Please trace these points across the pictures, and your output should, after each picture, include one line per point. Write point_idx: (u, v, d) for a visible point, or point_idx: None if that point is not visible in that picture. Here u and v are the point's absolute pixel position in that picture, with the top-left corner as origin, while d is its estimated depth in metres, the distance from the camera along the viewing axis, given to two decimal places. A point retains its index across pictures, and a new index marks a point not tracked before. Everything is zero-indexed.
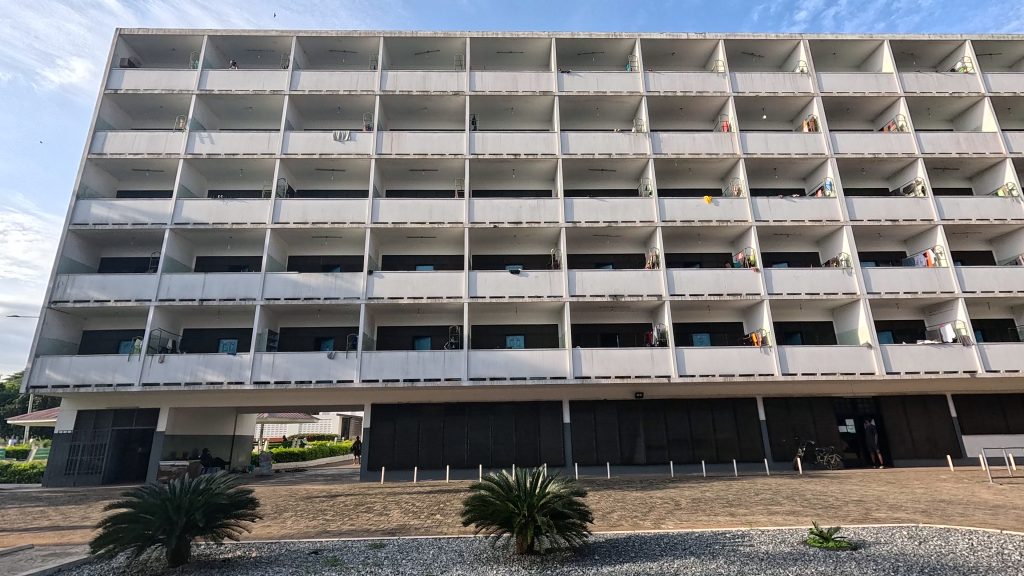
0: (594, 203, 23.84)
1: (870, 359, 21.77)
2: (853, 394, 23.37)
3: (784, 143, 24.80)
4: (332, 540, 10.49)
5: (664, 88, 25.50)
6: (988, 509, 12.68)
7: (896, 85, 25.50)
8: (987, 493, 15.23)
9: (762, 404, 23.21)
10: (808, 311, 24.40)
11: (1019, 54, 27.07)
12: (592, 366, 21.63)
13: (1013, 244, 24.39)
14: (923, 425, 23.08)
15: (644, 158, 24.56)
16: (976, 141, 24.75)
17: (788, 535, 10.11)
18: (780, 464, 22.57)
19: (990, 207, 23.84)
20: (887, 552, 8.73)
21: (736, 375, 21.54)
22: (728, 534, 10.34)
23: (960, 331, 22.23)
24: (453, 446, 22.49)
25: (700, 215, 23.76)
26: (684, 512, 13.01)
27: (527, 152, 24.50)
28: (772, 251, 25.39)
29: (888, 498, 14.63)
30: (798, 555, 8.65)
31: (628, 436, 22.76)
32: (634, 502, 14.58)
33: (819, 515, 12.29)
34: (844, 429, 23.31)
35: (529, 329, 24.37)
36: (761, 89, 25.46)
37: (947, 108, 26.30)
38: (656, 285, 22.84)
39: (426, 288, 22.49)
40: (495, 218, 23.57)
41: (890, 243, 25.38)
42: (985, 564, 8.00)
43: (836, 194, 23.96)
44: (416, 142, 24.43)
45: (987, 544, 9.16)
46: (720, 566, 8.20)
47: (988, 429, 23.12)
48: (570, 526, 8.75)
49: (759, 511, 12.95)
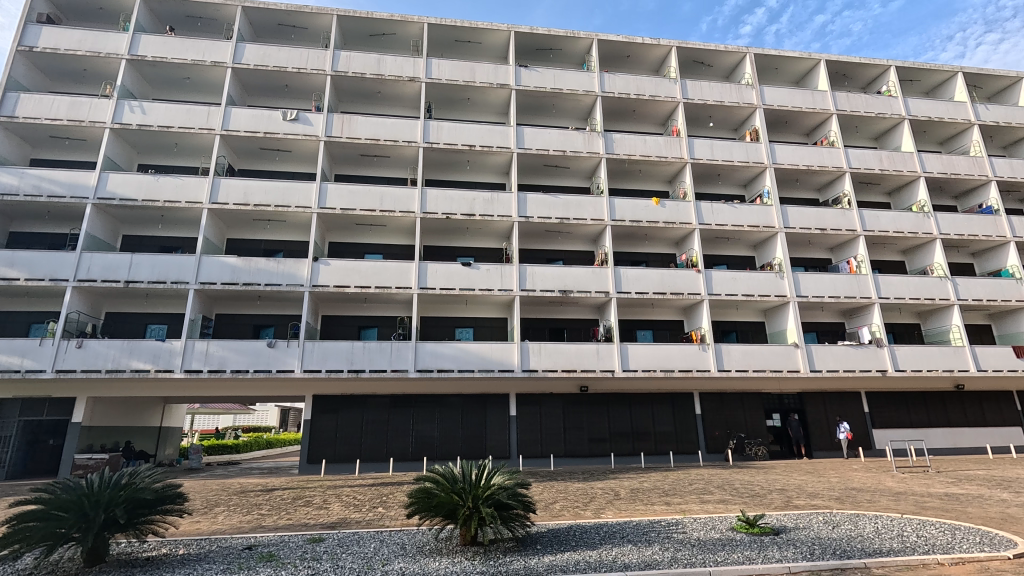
0: (548, 199, 24.06)
1: (797, 357, 23.28)
2: (780, 390, 24.99)
3: (728, 151, 25.95)
4: (268, 535, 10.10)
5: (619, 90, 26.02)
6: (892, 496, 13.98)
7: (829, 103, 27.24)
8: (891, 481, 16.75)
9: (699, 399, 24.36)
10: (743, 312, 25.79)
11: (935, 82, 29.67)
12: (540, 360, 21.90)
13: (922, 255, 26.77)
14: (840, 418, 25.05)
15: (596, 157, 25.01)
16: (896, 159, 26.92)
17: (717, 523, 10.68)
18: (713, 455, 23.82)
19: (905, 221, 25.99)
20: (805, 536, 9.43)
21: (676, 371, 22.45)
22: (664, 522, 10.81)
23: (875, 333, 24.16)
24: (397, 438, 22.19)
25: (648, 216, 24.51)
26: (623, 502, 13.51)
27: (482, 144, 24.35)
28: (713, 253, 26.61)
29: (807, 486, 15.79)
30: (726, 540, 9.19)
31: (572, 429, 23.27)
32: (576, 494, 14.97)
33: (748, 503, 13.03)
34: (771, 422, 24.92)
35: (479, 322, 24.35)
36: (709, 97, 26.50)
37: (873, 127, 28.44)
38: (605, 282, 23.37)
39: (374, 277, 21.94)
40: (448, 209, 23.31)
41: (819, 251, 27.20)
42: (889, 546, 8.80)
43: (773, 202, 25.37)
44: (368, 127, 23.69)
45: (890, 527, 10.10)
46: (656, 553, 8.57)
47: (894, 423, 25.36)
48: (513, 517, 8.84)
49: (693, 501, 13.60)
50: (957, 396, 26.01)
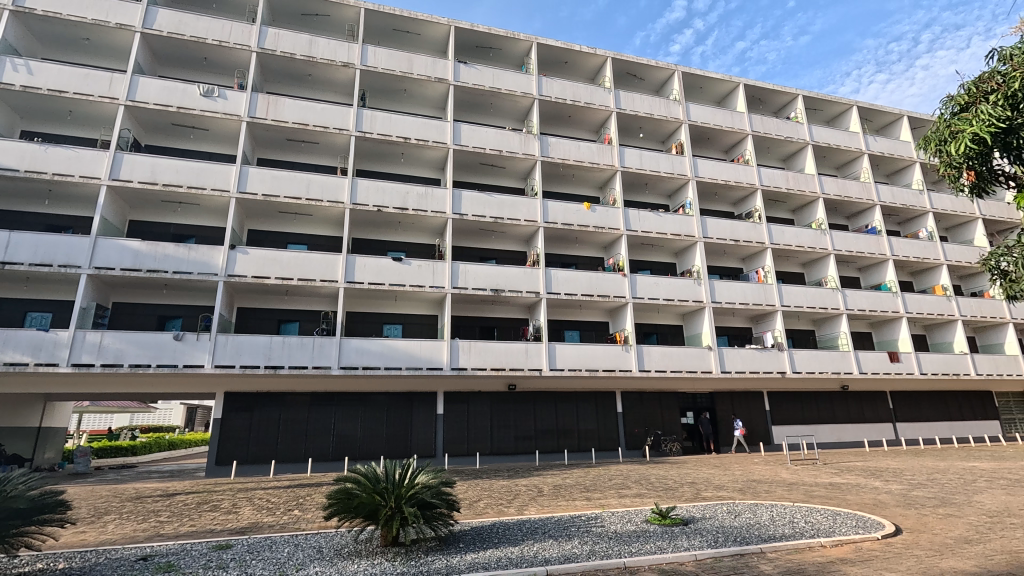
0: (483, 198, 24.05)
1: (710, 359, 24.92)
2: (694, 389, 26.63)
3: (655, 162, 27.28)
4: (167, 543, 9.32)
5: (556, 94, 26.55)
6: (786, 486, 15.35)
7: (746, 124, 29.41)
8: (786, 472, 18.38)
9: (621, 397, 25.41)
10: (663, 315, 27.23)
11: (834, 113, 32.90)
12: (469, 359, 21.86)
13: (818, 268, 29.60)
14: (744, 416, 27.11)
15: (532, 159, 25.35)
16: (800, 180, 29.57)
17: (633, 515, 11.19)
18: (632, 451, 24.92)
19: (805, 237, 28.62)
20: (710, 526, 10.12)
21: (600, 370, 23.26)
22: (583, 517, 11.17)
23: (777, 338, 26.40)
24: (317, 438, 21.26)
25: (579, 219, 25.19)
26: (546, 498, 13.81)
27: (418, 137, 23.88)
28: (638, 258, 27.85)
29: (714, 479, 16.96)
30: (640, 532, 9.67)
31: (499, 427, 23.43)
32: (500, 491, 15.10)
33: (661, 496, 13.77)
34: (685, 419, 26.48)
35: (408, 319, 23.89)
36: (640, 109, 27.71)
37: (782, 149, 31.06)
38: (536, 282, 23.74)
39: (297, 269, 20.87)
40: (379, 202, 22.65)
41: (732, 260, 29.28)
42: (782, 532, 9.66)
43: (693, 213, 26.98)
44: (296, 111, 22.48)
45: (783, 514, 11.09)
46: (575, 546, 8.85)
47: (790, 420, 27.83)
48: (437, 516, 8.76)
49: (612, 495, 14.17)
50: (842, 396, 29.00)
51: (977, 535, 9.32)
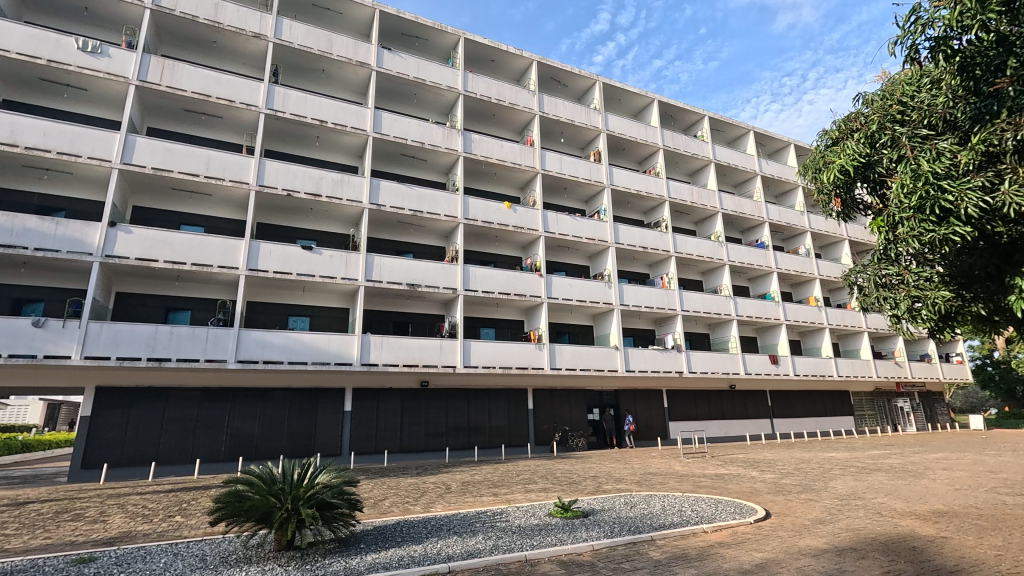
0: (402, 189, 23.46)
1: (616, 359, 26.23)
2: (601, 387, 27.91)
3: (574, 167, 28.19)
4: (11, 560, 8.11)
5: (481, 92, 26.54)
6: (677, 478, 16.58)
7: (658, 138, 31.29)
8: (678, 465, 19.83)
9: (532, 394, 26.01)
10: (576, 316, 28.24)
11: (734, 135, 35.95)
12: (380, 354, 21.23)
13: (715, 277, 32.24)
14: (645, 413, 28.88)
15: (454, 154, 25.13)
16: (703, 195, 31.99)
17: (537, 509, 11.51)
18: (541, 447, 25.58)
19: (705, 247, 31.02)
20: (608, 517, 10.67)
21: (514, 368, 23.63)
22: (489, 513, 11.30)
23: (676, 340, 28.39)
24: (207, 437, 19.59)
25: (499, 218, 25.40)
26: (453, 495, 13.79)
27: (335, 121, 22.76)
28: (554, 259, 28.63)
29: (614, 473, 17.90)
30: (543, 525, 9.96)
31: (409, 424, 23.02)
32: (407, 489, 14.87)
33: (565, 490, 14.31)
34: (591, 416, 27.66)
35: (316, 312, 22.73)
36: (562, 115, 28.48)
37: (688, 165, 33.40)
38: (453, 278, 23.59)
39: (191, 253, 19.07)
40: (289, 186, 21.31)
41: (640, 266, 31.03)
42: (670, 520, 10.42)
43: (607, 219, 28.24)
44: (197, 79, 20.53)
45: (673, 504, 11.97)
46: (478, 542, 8.92)
47: (685, 416, 30.08)
48: (336, 517, 8.43)
49: (518, 490, 14.49)
50: (730, 394, 31.83)
51: (829, 515, 10.66)
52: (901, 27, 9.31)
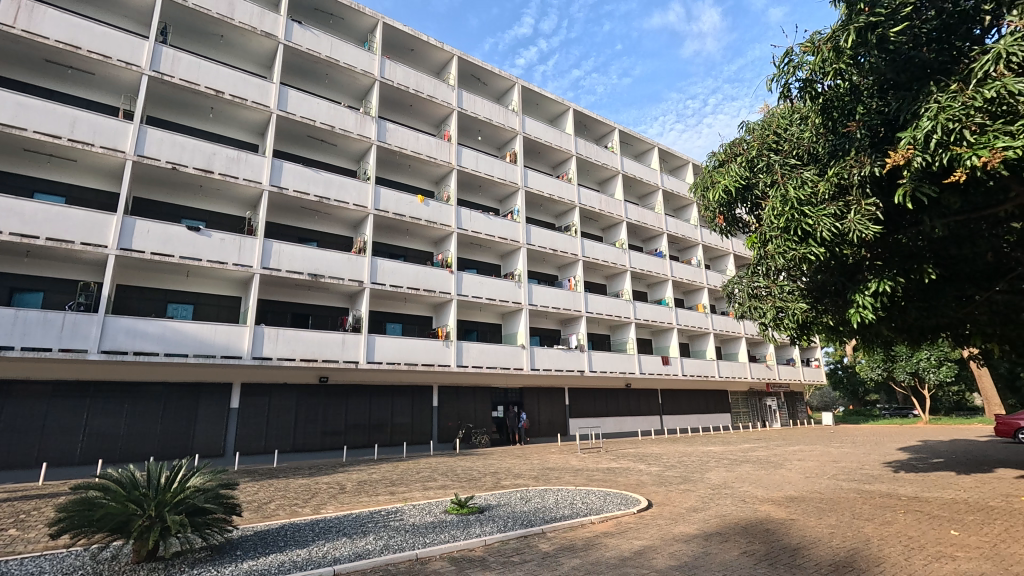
0: (307, 173, 22.15)
1: (522, 357, 26.79)
2: (506, 385, 28.34)
3: (490, 166, 28.36)
4: None
5: (398, 80, 25.80)
6: (572, 472, 17.29)
7: (572, 146, 32.42)
8: (575, 460, 20.71)
9: (437, 391, 25.78)
10: (485, 314, 28.43)
11: (641, 149, 38.25)
12: (275, 348, 19.88)
13: (617, 282, 34.07)
14: (547, 410, 29.79)
15: (367, 141, 24.20)
16: (610, 203, 33.67)
17: (433, 507, 11.42)
18: (443, 444, 25.40)
19: (610, 253, 32.67)
20: (503, 512, 10.85)
21: (419, 364, 23.25)
22: (383, 512, 11.01)
23: (580, 341, 29.61)
24: (59, 437, 17.16)
25: (411, 211, 24.86)
26: (347, 496, 13.26)
27: (233, 93, 20.94)
28: (466, 256, 28.60)
29: (513, 469, 18.27)
30: (437, 523, 9.91)
31: (304, 422, 21.79)
32: (296, 490, 14.05)
33: (463, 487, 14.34)
34: (495, 413, 27.99)
35: (202, 299, 20.78)
36: (480, 113, 28.53)
37: (599, 174, 34.97)
38: (359, 270, 22.69)
39: (47, 225, 16.57)
40: (175, 158, 19.28)
41: (549, 268, 31.95)
42: (562, 513, 10.84)
43: (520, 220, 28.74)
44: (63, 27, 17.88)
45: (566, 497, 12.46)
46: (368, 542, 8.65)
47: (584, 413, 31.46)
48: (209, 523, 7.74)
49: (416, 488, 14.28)
50: (626, 392, 33.81)
51: (701, 504, 11.70)
52: (777, 66, 10.49)
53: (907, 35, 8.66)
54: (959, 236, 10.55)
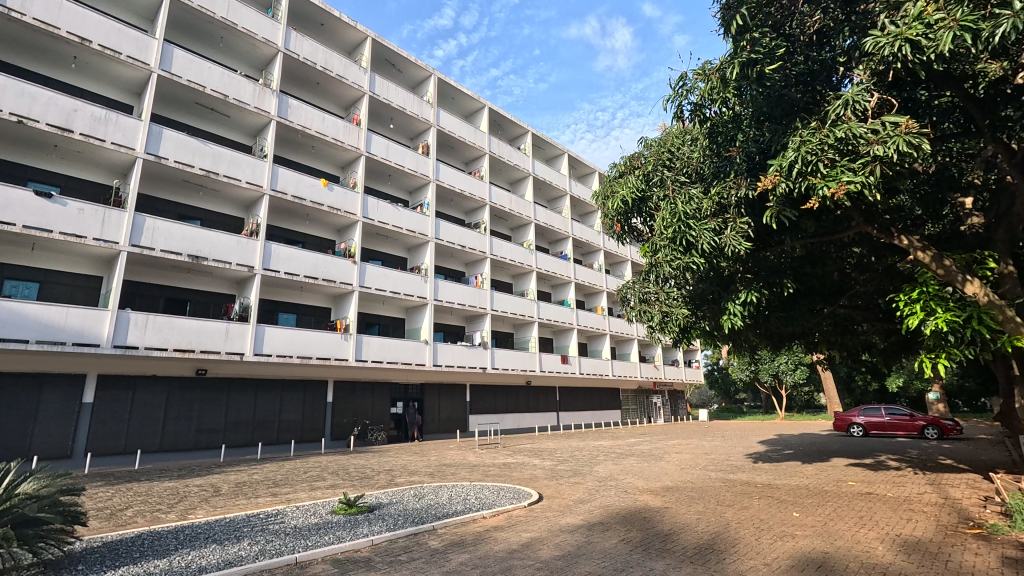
0: (193, 144, 19.99)
1: (425, 353, 26.39)
2: (406, 381, 27.75)
3: (400, 156, 27.55)
4: None
5: (305, 55, 24.17)
6: (468, 468, 17.37)
7: (485, 144, 32.52)
8: (472, 456, 20.84)
9: (332, 387, 24.56)
10: (387, 307, 27.60)
11: (552, 154, 39.39)
12: (143, 336, 17.72)
13: (523, 281, 34.79)
14: (448, 406, 29.65)
15: (265, 116, 22.38)
16: (520, 204, 34.28)
17: (318, 508, 10.86)
18: (336, 442, 24.26)
19: (517, 253, 33.27)
20: (393, 510, 10.59)
21: (313, 358, 21.98)
22: (261, 515, 10.25)
23: (484, 338, 29.83)
24: None
25: (312, 195, 23.41)
26: (221, 499, 12.17)
27: (103, 43, 18.31)
28: (371, 247, 27.54)
29: (408, 466, 17.96)
30: (322, 524, 9.43)
31: (175, 418, 19.69)
32: (160, 495, 12.63)
33: (353, 486, 13.80)
34: (394, 409, 27.29)
35: (52, 277, 17.95)
36: (393, 100, 27.61)
37: (510, 174, 35.46)
38: (250, 255, 20.93)
39: None
40: (23, 111, 16.45)
41: (457, 264, 31.79)
42: (454, 509, 10.84)
43: (429, 213, 28.27)
44: None
45: (459, 493, 12.48)
46: (241, 549, 7.99)
47: (484, 410, 31.74)
48: (44, 536, 6.68)
49: (302, 489, 13.51)
50: (526, 389, 34.66)
51: (587, 495, 12.32)
52: (674, 89, 11.32)
53: (779, 76, 9.69)
54: (813, 257, 12.10)
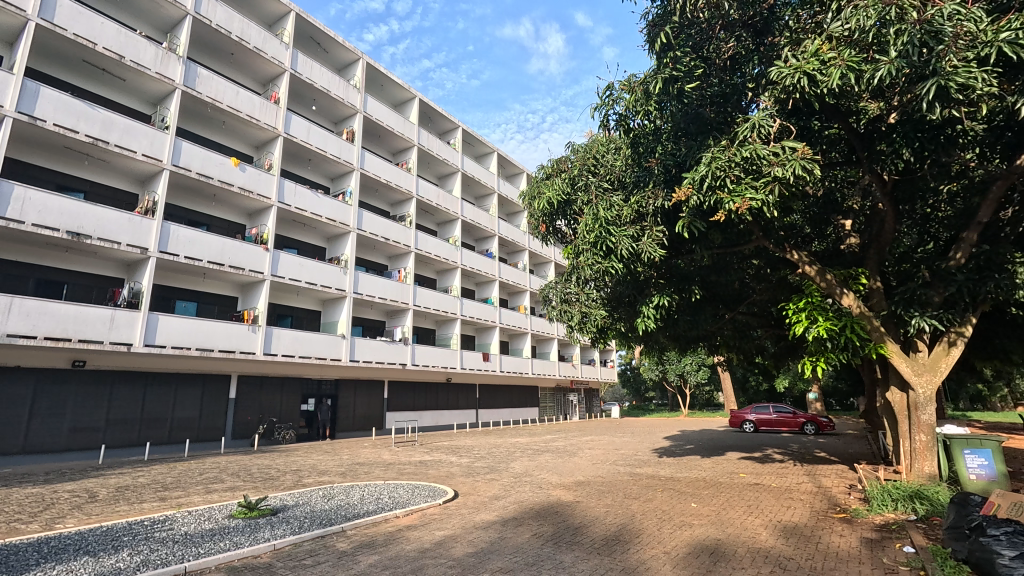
0: (78, 106, 17.72)
1: (341, 348, 25.33)
2: (320, 376, 26.46)
3: (322, 140, 26.19)
4: None
5: (218, 22, 22.25)
6: (383, 467, 16.90)
7: (414, 135, 31.82)
8: (387, 454, 20.32)
9: (236, 382, 22.85)
10: (302, 299, 26.15)
11: (481, 152, 39.37)
12: (4, 321, 15.44)
13: (447, 278, 34.45)
14: (364, 403, 28.66)
15: (169, 84, 20.34)
16: (447, 199, 33.92)
17: (214, 512, 10.04)
18: (238, 441, 22.60)
19: (443, 248, 32.89)
20: (299, 512, 10.04)
21: (215, 351, 20.32)
22: (146, 522, 9.28)
23: (404, 333, 29.18)
24: None
25: (221, 174, 21.61)
26: (98, 505, 10.87)
27: None
28: (286, 234, 25.94)
29: (318, 465, 17.16)
30: (217, 530, 8.72)
31: (43, 416, 17.38)
32: (21, 502, 11.06)
33: (255, 487, 12.92)
34: (305, 406, 25.91)
35: None
36: (317, 81, 26.21)
37: (439, 168, 34.97)
38: (144, 235, 18.93)
39: None
40: None
41: (379, 256, 30.82)
42: (366, 509, 10.50)
43: (352, 203, 27.16)
44: None
45: (372, 493, 12.10)
46: (119, 560, 7.17)
47: (402, 407, 31.06)
48: None
49: (195, 492, 12.41)
50: (445, 386, 34.38)
51: (503, 492, 12.43)
52: (601, 97, 11.69)
53: (694, 96, 10.35)
54: (717, 267, 12.93)
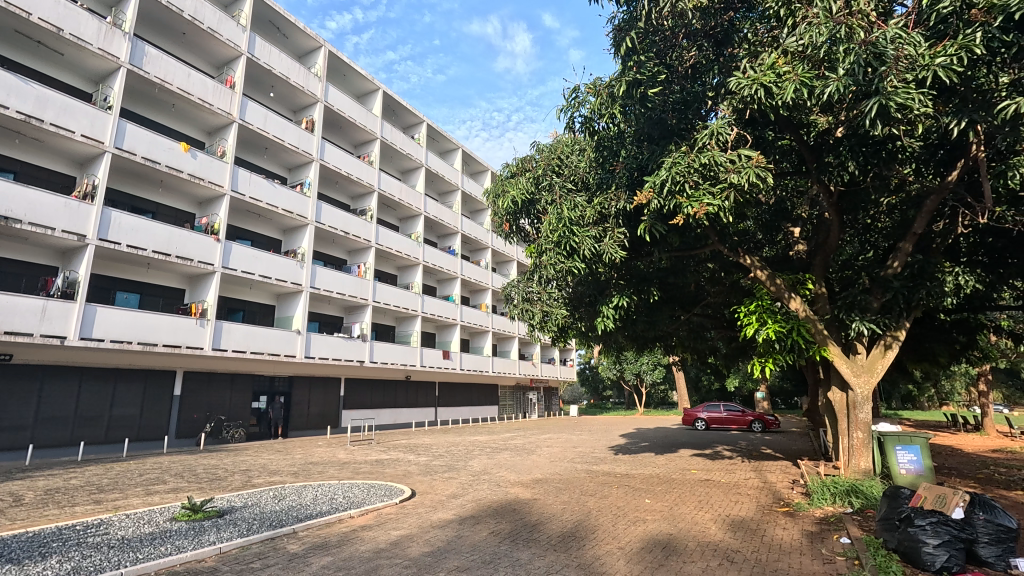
0: (9, 80, 16.42)
1: (296, 344, 24.55)
2: (273, 373, 25.57)
3: (280, 128, 25.26)
4: None
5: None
6: (338, 466, 16.50)
7: (377, 128, 31.17)
8: (342, 453, 19.84)
9: (182, 378, 21.79)
10: (255, 292, 25.17)
11: (446, 148, 39.01)
12: None
13: (408, 274, 33.95)
14: (319, 401, 27.89)
15: (112, 61, 19.13)
16: (410, 194, 33.42)
17: (155, 515, 9.53)
18: (183, 441, 21.55)
19: (404, 244, 32.39)
20: (248, 514, 9.67)
21: (159, 345, 19.30)
22: (78, 527, 8.71)
23: (363, 330, 28.57)
24: None
25: (169, 160, 20.50)
26: (24, 509, 10.11)
27: None
28: (239, 225, 24.89)
29: (269, 465, 16.57)
30: (158, 534, 8.29)
31: None
32: None
33: (201, 489, 12.35)
34: (256, 404, 25.00)
35: None
36: (275, 67, 25.26)
37: (402, 163, 34.40)
38: (82, 221, 17.76)
39: None
40: None
41: (338, 251, 30.03)
42: (320, 509, 10.22)
43: (310, 194, 26.34)
44: None
45: (326, 493, 11.80)
46: (48, 568, 6.70)
47: (359, 405, 30.42)
48: None
49: (135, 494, 11.74)
50: (404, 384, 33.89)
51: (460, 490, 12.37)
52: (568, 99, 11.78)
53: (657, 101, 10.58)
54: (675, 270, 13.26)
